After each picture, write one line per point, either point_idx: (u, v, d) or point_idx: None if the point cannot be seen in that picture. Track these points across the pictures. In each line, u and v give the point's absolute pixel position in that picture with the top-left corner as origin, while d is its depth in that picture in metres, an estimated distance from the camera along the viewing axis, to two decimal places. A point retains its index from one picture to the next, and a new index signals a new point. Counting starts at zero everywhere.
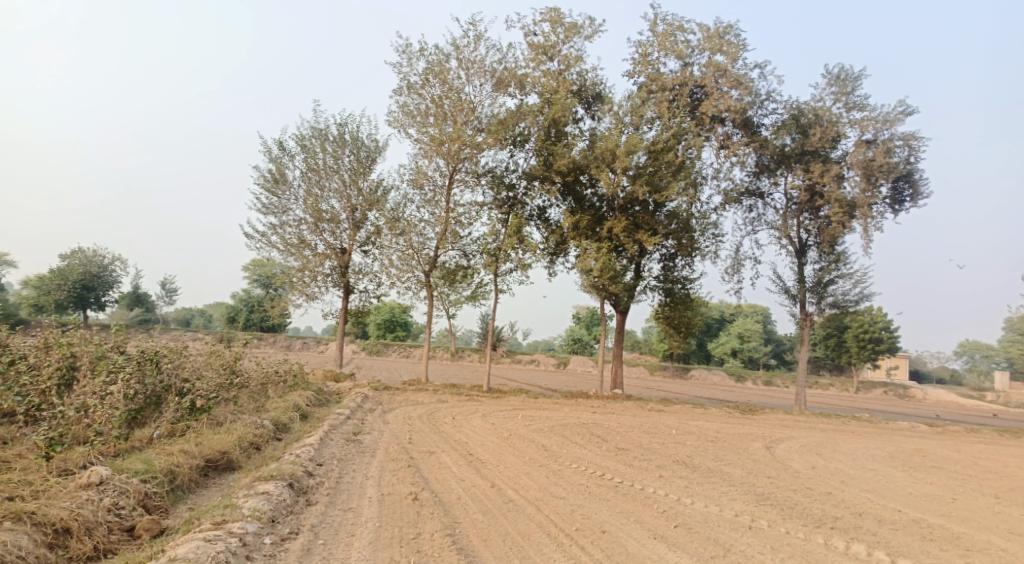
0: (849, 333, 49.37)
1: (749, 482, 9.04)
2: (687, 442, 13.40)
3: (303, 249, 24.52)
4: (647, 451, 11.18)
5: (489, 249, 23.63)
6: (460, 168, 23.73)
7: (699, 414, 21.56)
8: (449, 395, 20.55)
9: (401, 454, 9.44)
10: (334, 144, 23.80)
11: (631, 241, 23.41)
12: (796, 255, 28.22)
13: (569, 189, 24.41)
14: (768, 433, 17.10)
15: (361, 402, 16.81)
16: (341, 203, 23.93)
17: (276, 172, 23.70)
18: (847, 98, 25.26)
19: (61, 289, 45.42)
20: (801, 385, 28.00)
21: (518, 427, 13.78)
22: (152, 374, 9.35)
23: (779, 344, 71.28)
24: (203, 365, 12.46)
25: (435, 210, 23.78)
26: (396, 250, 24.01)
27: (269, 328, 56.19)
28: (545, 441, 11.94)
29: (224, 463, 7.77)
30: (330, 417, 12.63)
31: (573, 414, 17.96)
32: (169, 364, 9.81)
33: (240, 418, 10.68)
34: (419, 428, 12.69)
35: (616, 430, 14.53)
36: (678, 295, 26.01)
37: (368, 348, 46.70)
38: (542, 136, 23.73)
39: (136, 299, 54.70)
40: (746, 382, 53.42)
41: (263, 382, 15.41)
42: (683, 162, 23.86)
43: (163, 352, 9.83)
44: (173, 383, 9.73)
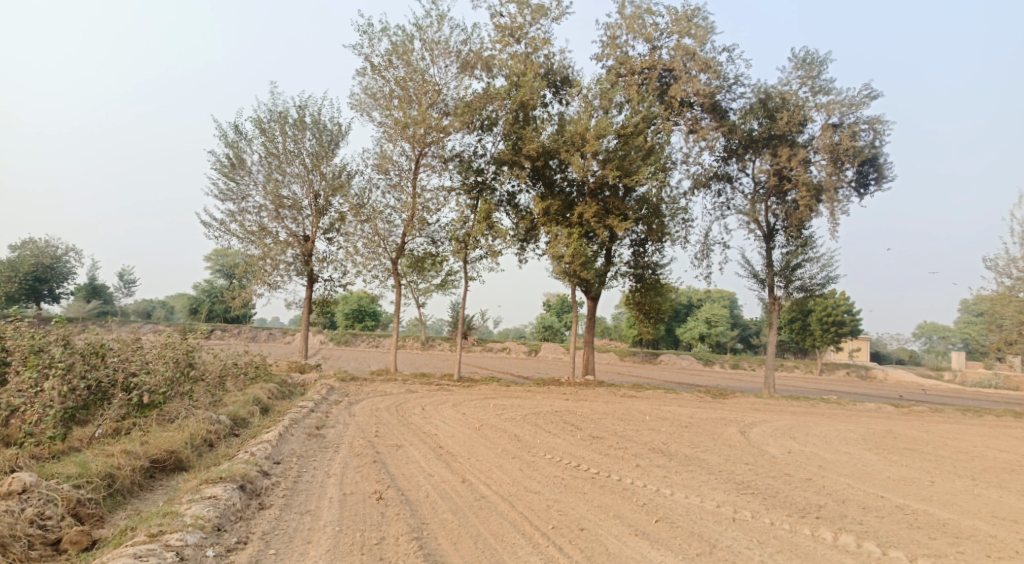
0: (813, 317, 50.17)
1: (728, 470, 8.81)
2: (661, 428, 13.18)
3: (264, 237, 23.65)
4: (622, 439, 10.91)
5: (457, 236, 23.11)
6: (426, 152, 23.09)
7: (672, 399, 21.49)
8: (418, 385, 20.09)
9: (367, 449, 8.95)
10: (294, 127, 22.95)
11: (601, 227, 23.12)
12: (765, 239, 28.29)
13: (538, 174, 23.97)
14: (741, 417, 17.06)
15: (326, 393, 16.24)
16: (303, 188, 23.12)
17: (233, 157, 22.76)
18: (813, 81, 25.22)
19: (11, 281, 43.43)
20: (770, 369, 28.18)
21: (490, 417, 13.38)
22: (94, 368, 8.68)
23: (746, 328, 72.24)
24: (155, 358, 11.75)
25: (401, 195, 23.12)
26: (361, 237, 23.31)
27: (233, 319, 54.78)
28: (517, 431, 11.55)
29: (171, 464, 7.18)
30: (292, 411, 12.06)
31: (545, 402, 17.67)
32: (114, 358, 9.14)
33: (194, 414, 10.06)
34: (386, 420, 12.18)
35: (590, 418, 14.26)
36: (648, 281, 25.85)
37: (336, 338, 45.87)
38: (510, 119, 23.20)
39: (92, 291, 52.71)
40: (714, 366, 54.01)
41: (222, 375, 14.73)
42: (652, 146, 23.59)
43: (107, 345, 9.14)
44: (119, 377, 9.06)
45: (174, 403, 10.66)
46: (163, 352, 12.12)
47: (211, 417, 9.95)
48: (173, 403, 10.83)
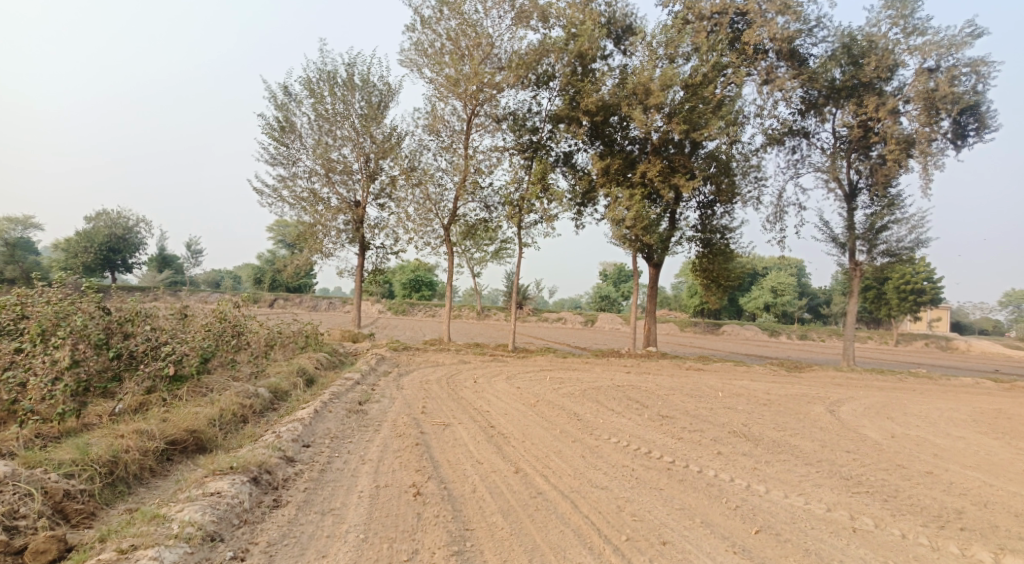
0: (889, 284, 46.88)
1: (828, 459, 7.46)
2: (738, 407, 11.84)
3: (315, 204, 23.08)
4: (696, 419, 9.65)
5: (511, 199, 21.94)
6: (478, 110, 21.89)
7: (743, 372, 19.94)
8: (472, 355, 19.25)
9: (411, 429, 8.02)
10: (343, 87, 22.10)
11: (666, 186, 21.47)
12: (845, 200, 25.97)
13: (598, 131, 22.43)
14: (822, 393, 15.46)
15: (376, 363, 15.55)
16: (353, 152, 22.33)
17: (283, 120, 22.17)
18: (906, 22, 22.51)
19: (87, 252, 45.11)
20: (850, 339, 26.01)
21: (546, 392, 12.30)
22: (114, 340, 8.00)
23: (814, 297, 68.67)
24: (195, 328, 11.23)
25: (452, 157, 22.04)
26: (412, 202, 22.41)
27: (295, 288, 55.66)
28: (577, 408, 10.42)
29: (192, 446, 6.46)
30: (336, 383, 11.32)
31: (605, 375, 16.51)
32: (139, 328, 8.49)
33: (229, 387, 9.44)
34: (436, 394, 11.26)
35: (655, 394, 13.02)
36: (717, 246, 24.13)
37: (393, 307, 45.87)
38: (568, 72, 21.66)
39: (163, 261, 54.36)
40: (780, 336, 51.53)
41: (270, 343, 14.25)
42: (722, 98, 21.63)
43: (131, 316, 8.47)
44: (144, 348, 8.39)
45: (211, 375, 10.06)
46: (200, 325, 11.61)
47: (247, 391, 9.30)
48: (210, 375, 10.23)
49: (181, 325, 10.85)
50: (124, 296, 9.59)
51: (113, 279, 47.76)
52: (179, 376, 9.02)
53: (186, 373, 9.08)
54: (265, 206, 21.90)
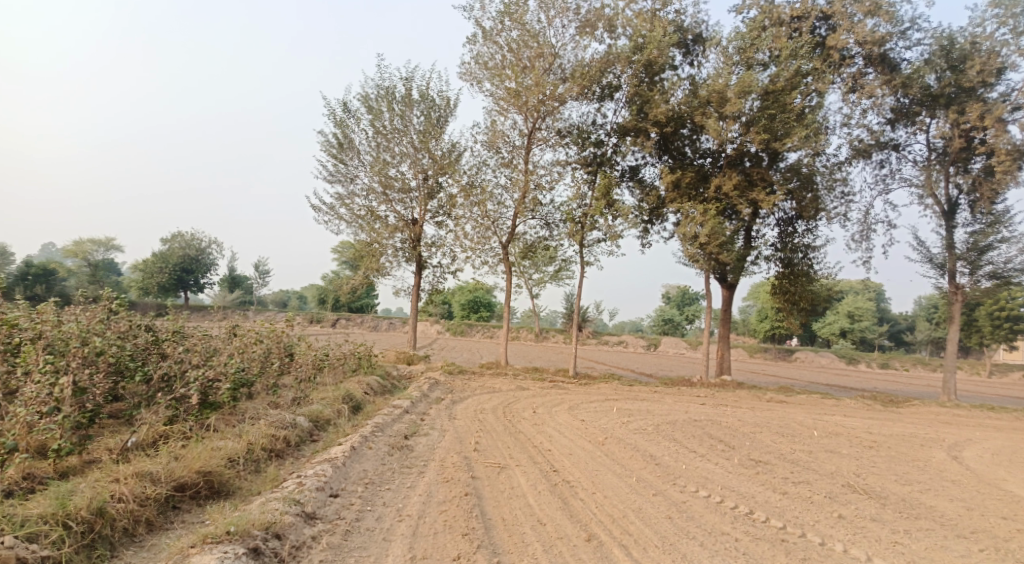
0: (982, 310, 42.90)
1: (983, 529, 5.88)
2: (840, 450, 10.17)
3: (372, 222, 22.54)
4: (798, 468, 8.13)
5: (574, 215, 20.76)
6: (540, 123, 20.92)
7: (832, 406, 17.94)
8: (531, 381, 18.04)
9: (461, 472, 6.89)
10: (401, 103, 21.58)
11: (743, 201, 19.84)
12: (942, 217, 23.56)
13: (667, 144, 21.07)
14: (931, 433, 13.46)
15: (429, 388, 14.55)
16: (411, 168, 21.74)
17: (341, 137, 21.84)
18: (1015, 19, 20.24)
19: (163, 272, 46.58)
20: (951, 370, 23.34)
21: (614, 427, 10.95)
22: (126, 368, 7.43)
23: (895, 322, 64.03)
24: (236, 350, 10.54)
25: (512, 172, 21.08)
26: (470, 219, 21.52)
27: (356, 308, 55.96)
28: (652, 449, 9.04)
29: (204, 490, 5.55)
30: (384, 411, 10.34)
31: (677, 406, 15.01)
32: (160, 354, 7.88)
33: (264, 415, 8.65)
34: (491, 427, 10.10)
35: (739, 431, 11.47)
36: (798, 266, 22.19)
37: (452, 328, 45.27)
38: (635, 82, 20.47)
39: (233, 281, 55.72)
40: (860, 364, 47.98)
41: (321, 365, 13.47)
42: (803, 107, 19.90)
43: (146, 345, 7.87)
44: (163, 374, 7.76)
45: (247, 402, 9.25)
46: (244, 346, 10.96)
47: (283, 420, 8.46)
48: (248, 401, 9.41)
49: (221, 346, 10.15)
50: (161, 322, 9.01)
51: (186, 299, 49.15)
52: (210, 403, 8.31)
53: (217, 399, 8.35)
54: (322, 224, 21.46)
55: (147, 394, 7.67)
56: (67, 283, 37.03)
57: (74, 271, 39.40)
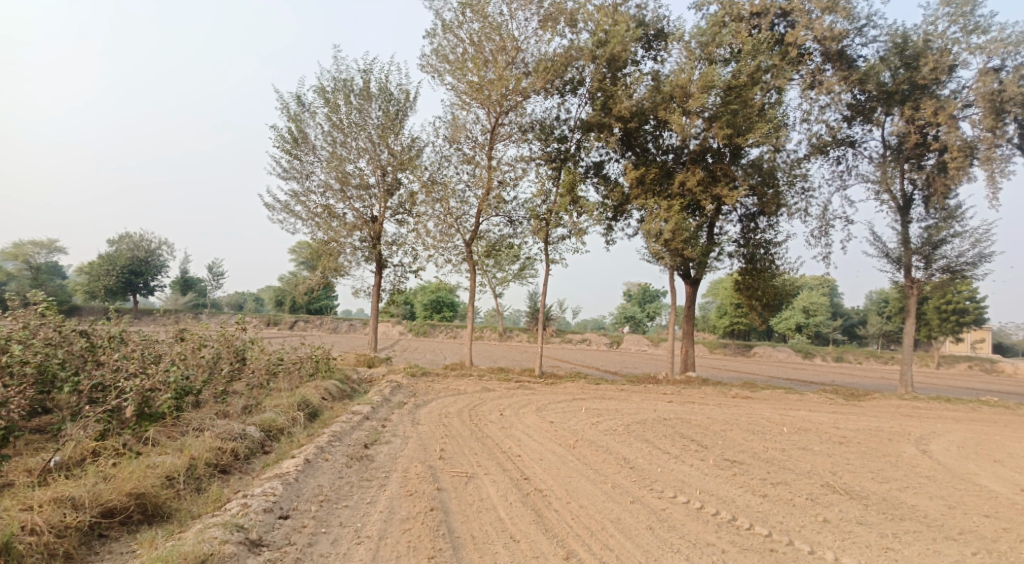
0: (929, 304, 44.15)
1: (971, 529, 5.70)
2: (812, 447, 10.01)
3: (330, 220, 21.76)
4: (775, 468, 7.90)
5: (538, 212, 20.40)
6: (503, 118, 20.49)
7: (797, 401, 18.00)
8: (497, 381, 17.60)
9: (426, 484, 6.40)
10: (359, 96, 20.89)
11: (707, 197, 19.79)
12: (897, 212, 24.02)
13: (631, 139, 20.88)
14: (896, 426, 13.51)
15: (390, 392, 13.96)
16: (370, 164, 21.05)
17: (296, 132, 21.01)
18: (966, 18, 20.67)
19: (110, 274, 44.57)
20: (908, 363, 23.78)
21: (584, 428, 10.60)
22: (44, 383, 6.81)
23: (849, 317, 65.62)
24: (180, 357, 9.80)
25: (475, 168, 20.59)
26: (432, 217, 20.94)
27: (315, 309, 54.63)
28: (625, 451, 8.70)
29: (137, 515, 4.96)
30: (342, 418, 9.75)
31: (645, 405, 14.76)
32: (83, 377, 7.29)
33: (211, 426, 8.01)
34: (456, 432, 9.63)
35: (710, 430, 11.24)
36: (761, 262, 22.29)
37: (414, 329, 44.56)
38: (598, 76, 20.21)
39: (185, 283, 53.75)
40: (816, 358, 48.97)
41: (277, 369, 12.76)
42: (764, 104, 19.93)
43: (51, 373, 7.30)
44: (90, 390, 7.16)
45: (192, 412, 8.58)
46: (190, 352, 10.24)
47: (231, 431, 7.84)
48: (193, 411, 8.73)
49: (164, 353, 9.45)
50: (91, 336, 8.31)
51: (135, 302, 47.14)
52: (149, 414, 7.66)
53: (157, 410, 7.70)
54: (277, 222, 20.61)
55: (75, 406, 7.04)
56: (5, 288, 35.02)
57: (14, 275, 37.36)
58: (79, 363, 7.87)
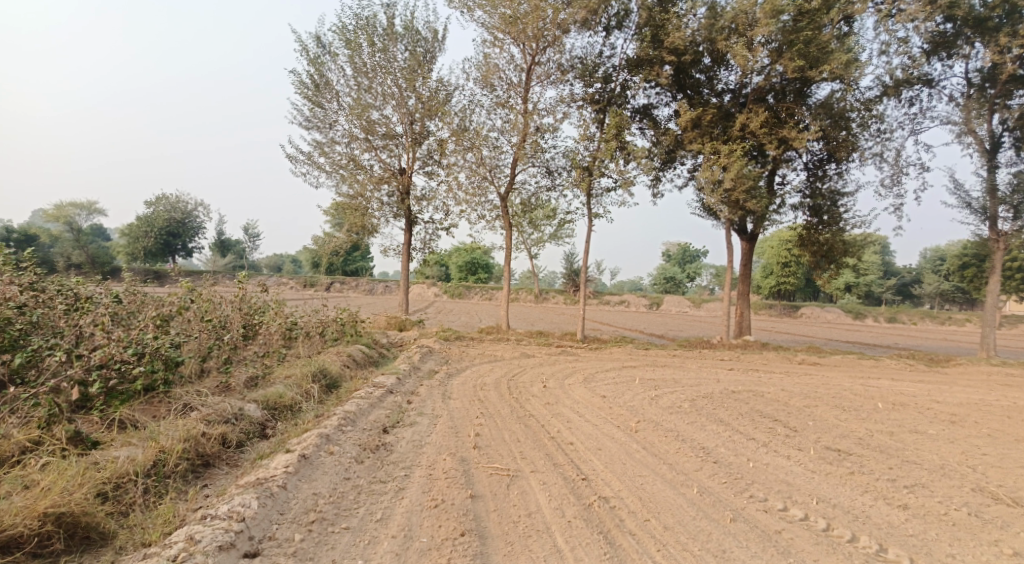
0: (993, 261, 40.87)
1: None
2: (923, 430, 8.25)
3: (356, 173, 20.26)
4: (901, 464, 6.26)
5: (581, 160, 18.49)
6: (540, 56, 18.50)
7: (871, 368, 16.14)
8: (535, 346, 16.12)
9: (456, 489, 4.94)
10: (383, 36, 19.14)
11: (772, 140, 17.59)
12: (984, 157, 21.38)
13: (683, 78, 18.74)
14: (1001, 401, 11.56)
15: (420, 359, 12.59)
16: (396, 112, 19.41)
17: (316, 76, 19.43)
18: None
19: (148, 237, 44.27)
20: (989, 325, 21.44)
21: (642, 405, 9.02)
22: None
23: (902, 275, 61.88)
24: (170, 324, 8.48)
25: (510, 113, 18.71)
26: (463, 167, 19.23)
27: (350, 271, 53.98)
28: (700, 437, 7.10)
29: (59, 539, 3.96)
30: (361, 392, 8.39)
31: (705, 374, 13.08)
32: (46, 345, 6.10)
33: (203, 403, 6.63)
34: (494, 410, 8.16)
35: (790, 406, 9.56)
36: (827, 214, 20.05)
37: (449, 290, 43.55)
38: (646, 7, 17.90)
39: (223, 246, 53.52)
40: (866, 319, 46.19)
41: (296, 335, 11.42)
42: (838, 35, 17.47)
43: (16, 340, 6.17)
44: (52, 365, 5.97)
45: (183, 388, 7.25)
46: (182, 322, 8.89)
47: (223, 411, 6.46)
48: (186, 387, 7.42)
49: (155, 318, 8.14)
50: (69, 302, 7.10)
51: (174, 264, 47.04)
52: (125, 394, 6.35)
53: (129, 387, 6.35)
54: (301, 175, 19.18)
55: (41, 379, 5.90)
56: (49, 253, 35.11)
57: (57, 238, 37.40)
58: (52, 328, 6.64)
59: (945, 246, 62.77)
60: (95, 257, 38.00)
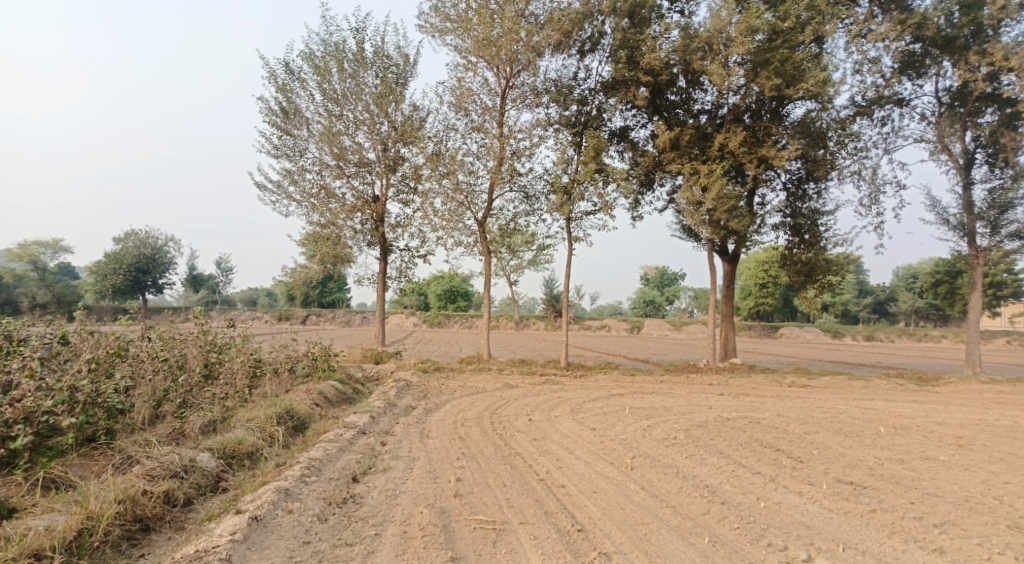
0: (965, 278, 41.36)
1: None
2: (933, 456, 7.77)
3: (328, 202, 19.64)
4: (923, 498, 5.73)
5: (559, 183, 18.10)
6: (515, 79, 18.23)
7: (862, 388, 15.77)
8: (518, 376, 15.47)
9: (434, 551, 4.36)
10: (354, 62, 18.72)
11: (752, 159, 17.40)
12: (959, 173, 21.48)
13: (659, 100, 18.59)
14: (1001, 419, 11.17)
15: (397, 393, 11.87)
16: (368, 138, 18.92)
17: (285, 103, 18.90)
18: None
19: (117, 273, 42.88)
20: (973, 341, 21.24)
21: (635, 438, 8.40)
22: None
23: (876, 293, 62.48)
24: (112, 367, 7.66)
25: (486, 137, 18.31)
26: (439, 193, 18.73)
27: (326, 303, 52.90)
28: (702, 473, 6.51)
29: None
30: (330, 434, 7.66)
31: (696, 400, 12.52)
32: None
33: (148, 455, 5.89)
34: (476, 449, 7.51)
35: (790, 433, 9.03)
36: (808, 233, 19.86)
37: (428, 320, 42.81)
38: (620, 29, 17.73)
39: (196, 281, 52.13)
40: (845, 338, 46.28)
41: (262, 372, 10.59)
42: (812, 54, 17.45)
43: None
44: None
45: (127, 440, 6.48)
46: (127, 364, 8.08)
47: (171, 464, 5.71)
48: (132, 438, 6.65)
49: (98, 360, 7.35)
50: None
51: (145, 301, 45.58)
52: (54, 448, 5.66)
53: (60, 441, 5.69)
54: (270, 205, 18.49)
55: None
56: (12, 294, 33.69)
57: (21, 277, 35.88)
58: None
59: (916, 263, 63.64)
60: (62, 297, 36.57)
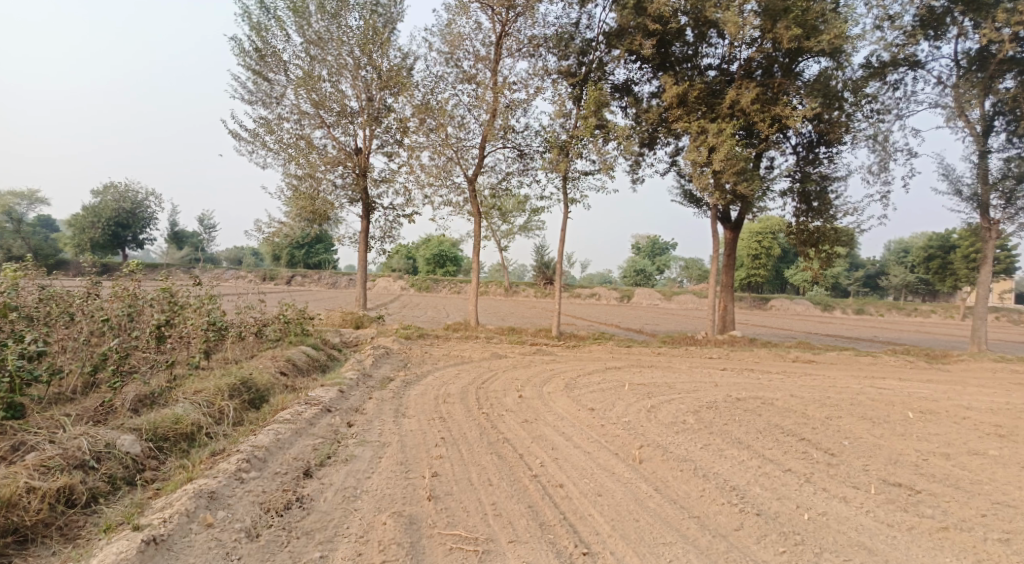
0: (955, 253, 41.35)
1: None
2: (981, 450, 6.80)
3: (307, 153, 18.23)
4: (997, 510, 4.75)
5: (557, 140, 16.78)
6: (511, 25, 16.75)
7: (870, 365, 14.90)
8: (508, 345, 14.44)
9: None
10: (336, 1, 17.13)
11: (765, 118, 16.17)
12: (976, 141, 20.37)
13: (666, 51, 17.20)
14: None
15: (375, 363, 10.81)
16: (351, 85, 17.46)
17: (260, 44, 17.35)
18: None
19: (95, 227, 41.02)
20: (979, 318, 20.35)
21: (640, 421, 7.36)
22: None
23: (867, 268, 61.95)
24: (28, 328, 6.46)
25: (479, 87, 16.89)
26: (426, 146, 17.39)
27: (312, 264, 51.55)
28: (724, 470, 5.50)
29: None
30: (287, 412, 6.56)
31: (700, 377, 11.52)
32: None
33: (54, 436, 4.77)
34: (459, 433, 6.45)
35: (812, 418, 8.06)
36: (817, 200, 18.74)
37: (416, 284, 41.69)
38: None
39: (178, 238, 50.38)
40: (835, 311, 45.70)
41: (223, 335, 9.39)
42: (835, 5, 16.04)
43: None
44: None
45: (33, 419, 5.35)
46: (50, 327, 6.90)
47: (81, 446, 4.59)
48: (44, 416, 5.50)
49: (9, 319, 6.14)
50: None
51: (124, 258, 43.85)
52: None
53: None
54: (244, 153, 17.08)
55: None
56: None
57: None
58: None
59: (910, 238, 63.05)
60: (37, 250, 34.78)
